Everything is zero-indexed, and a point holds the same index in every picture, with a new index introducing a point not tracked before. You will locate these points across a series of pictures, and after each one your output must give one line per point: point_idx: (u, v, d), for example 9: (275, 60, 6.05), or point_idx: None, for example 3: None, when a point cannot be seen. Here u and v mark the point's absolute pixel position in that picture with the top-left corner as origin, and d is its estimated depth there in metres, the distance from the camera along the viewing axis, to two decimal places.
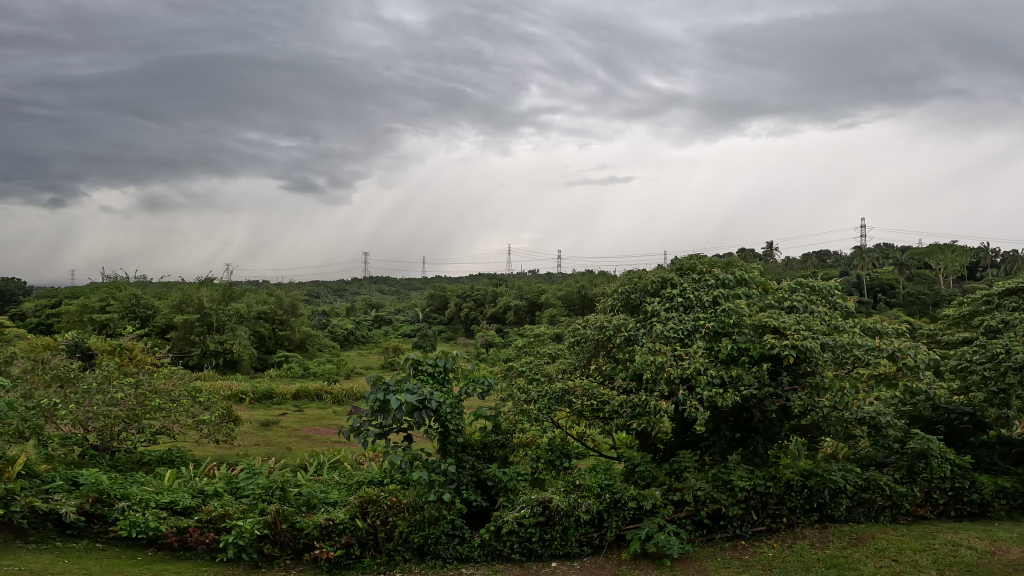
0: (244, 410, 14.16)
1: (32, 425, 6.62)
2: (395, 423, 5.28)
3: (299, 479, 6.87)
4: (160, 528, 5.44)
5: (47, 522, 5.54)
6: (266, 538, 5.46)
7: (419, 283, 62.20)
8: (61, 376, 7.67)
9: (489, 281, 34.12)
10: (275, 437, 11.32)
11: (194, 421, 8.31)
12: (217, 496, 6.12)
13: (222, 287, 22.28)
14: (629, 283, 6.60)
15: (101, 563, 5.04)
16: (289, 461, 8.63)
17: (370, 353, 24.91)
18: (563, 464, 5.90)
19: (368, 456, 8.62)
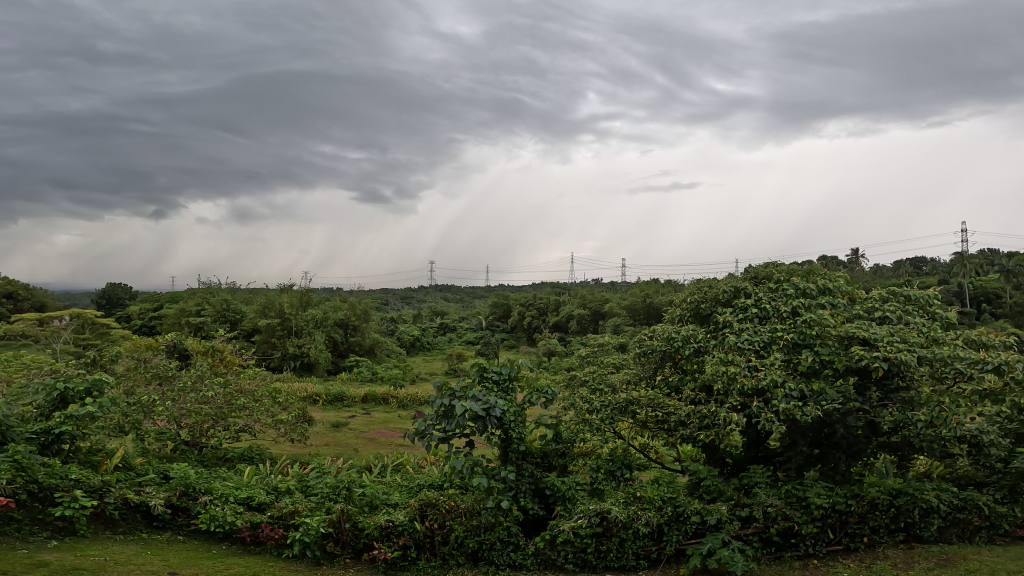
0: (317, 411, 14.78)
1: (131, 420, 7.36)
2: (459, 428, 5.36)
3: (364, 480, 7.09)
4: (236, 522, 5.73)
5: (137, 514, 5.88)
6: (329, 536, 5.64)
7: (484, 291, 62.96)
8: (160, 375, 8.41)
9: (552, 289, 34.10)
10: (345, 438, 11.74)
11: (273, 420, 8.67)
12: (289, 493, 6.40)
13: (300, 294, 23.41)
14: (700, 293, 6.43)
15: (180, 554, 5.34)
16: (355, 462, 8.90)
17: (435, 359, 25.38)
18: (624, 475, 5.80)
19: (430, 459, 8.76)
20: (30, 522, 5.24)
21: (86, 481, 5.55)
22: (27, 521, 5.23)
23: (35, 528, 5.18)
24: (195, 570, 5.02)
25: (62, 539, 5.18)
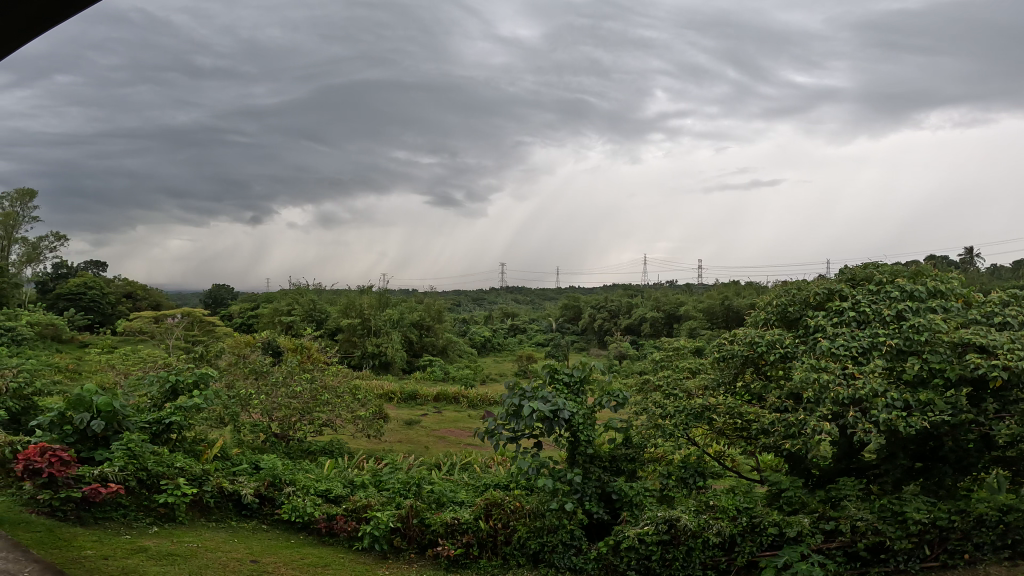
0: (392, 408, 15.27)
1: (230, 412, 7.90)
2: (528, 429, 5.37)
3: (433, 477, 7.26)
4: (314, 513, 6.01)
5: (229, 502, 6.21)
6: (397, 531, 5.81)
7: (554, 292, 62.97)
8: (256, 370, 8.94)
9: (624, 292, 33.60)
10: (416, 435, 12.03)
11: (352, 416, 9.04)
12: (363, 487, 6.65)
13: (378, 295, 24.30)
14: (787, 295, 6.19)
15: (262, 543, 5.62)
16: (426, 459, 9.11)
17: (505, 360, 25.61)
18: (696, 483, 5.65)
19: (498, 460, 8.82)
20: (136, 507, 5.56)
21: (189, 469, 6.04)
22: (132, 506, 5.55)
23: (138, 513, 5.49)
24: (275, 559, 5.25)
25: (161, 525, 5.49)
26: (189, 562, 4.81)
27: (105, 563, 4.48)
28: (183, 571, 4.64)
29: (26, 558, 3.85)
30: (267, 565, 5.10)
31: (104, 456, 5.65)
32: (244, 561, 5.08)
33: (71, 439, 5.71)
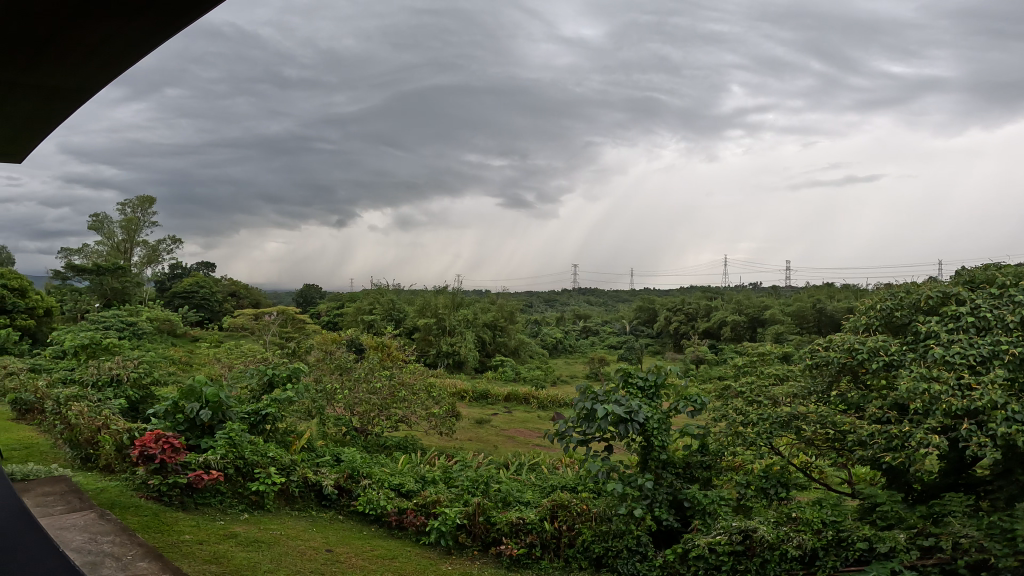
0: (464, 406, 15.61)
1: (317, 406, 8.52)
2: (600, 434, 5.29)
3: (500, 476, 7.37)
4: (387, 506, 6.20)
5: (311, 492, 6.46)
6: (463, 528, 5.93)
7: (628, 295, 62.18)
8: (341, 366, 9.59)
9: (704, 294, 32.67)
10: (485, 434, 12.19)
11: (426, 413, 9.29)
12: (434, 483, 6.83)
13: (453, 295, 24.89)
14: (893, 299, 5.81)
15: (337, 533, 5.82)
16: (494, 458, 9.21)
17: (576, 362, 25.56)
18: (778, 494, 5.48)
19: (565, 462, 8.81)
20: (231, 494, 5.89)
21: (279, 460, 6.40)
22: (228, 494, 5.89)
23: (231, 501, 5.82)
24: (348, 550, 5.44)
25: (252, 512, 5.80)
26: (271, 549, 5.06)
27: (198, 548, 4.78)
28: (266, 558, 4.87)
29: (130, 542, 4.15)
30: (340, 555, 5.29)
31: (208, 444, 6.03)
32: (320, 549, 5.30)
33: (181, 427, 6.16)
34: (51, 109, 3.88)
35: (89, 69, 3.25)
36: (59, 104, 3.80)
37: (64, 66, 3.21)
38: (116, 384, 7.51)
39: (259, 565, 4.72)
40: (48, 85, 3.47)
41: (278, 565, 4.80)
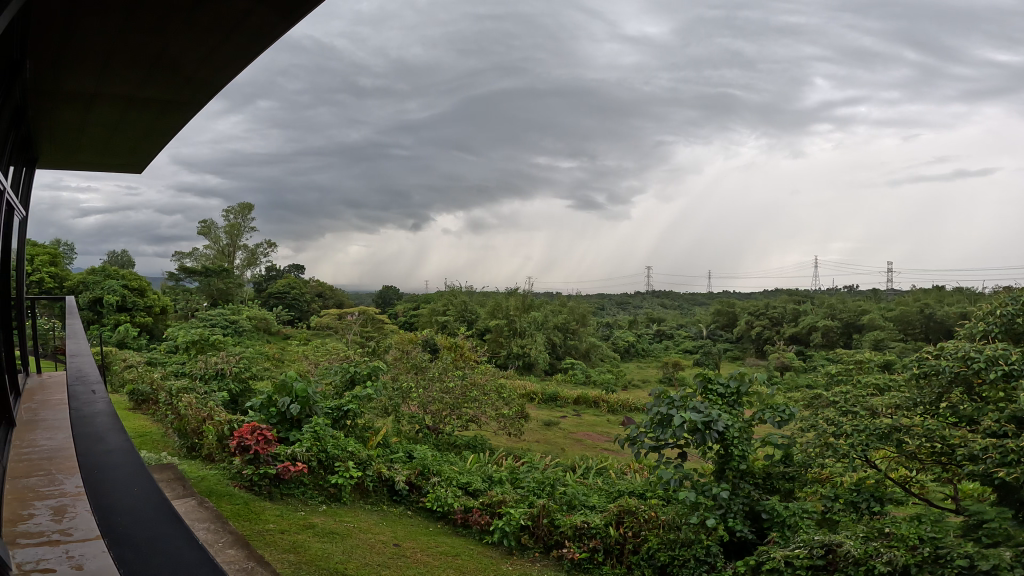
0: (533, 408, 15.75)
1: (393, 403, 8.73)
2: (674, 441, 5.15)
3: (568, 478, 7.41)
4: (453, 504, 6.31)
5: (384, 486, 6.64)
6: (526, 529, 6.05)
7: (705, 299, 60.50)
8: (416, 365, 10.02)
9: (790, 300, 31.26)
10: (554, 437, 12.19)
11: (496, 413, 9.53)
12: (500, 482, 6.97)
13: (524, 297, 25.12)
14: (1014, 304, 5.33)
15: (404, 528, 5.96)
16: (563, 461, 9.21)
17: (649, 367, 25.17)
18: (871, 508, 5.11)
19: (634, 467, 8.70)
20: (312, 485, 6.16)
21: (357, 454, 6.64)
22: (309, 485, 6.15)
23: (312, 492, 6.07)
24: (414, 545, 5.55)
25: (330, 504, 6.03)
26: (345, 541, 5.23)
27: (280, 537, 5.00)
28: (338, 550, 5.04)
29: (223, 530, 4.40)
30: (407, 550, 5.40)
31: (296, 436, 6.40)
32: (388, 543, 5.42)
33: (273, 420, 6.51)
34: (166, 118, 4.27)
35: (194, 83, 3.50)
36: (174, 115, 4.19)
37: (176, 82, 3.49)
38: (219, 377, 8.03)
39: (333, 557, 4.88)
40: (163, 99, 3.82)
41: (350, 557, 4.95)
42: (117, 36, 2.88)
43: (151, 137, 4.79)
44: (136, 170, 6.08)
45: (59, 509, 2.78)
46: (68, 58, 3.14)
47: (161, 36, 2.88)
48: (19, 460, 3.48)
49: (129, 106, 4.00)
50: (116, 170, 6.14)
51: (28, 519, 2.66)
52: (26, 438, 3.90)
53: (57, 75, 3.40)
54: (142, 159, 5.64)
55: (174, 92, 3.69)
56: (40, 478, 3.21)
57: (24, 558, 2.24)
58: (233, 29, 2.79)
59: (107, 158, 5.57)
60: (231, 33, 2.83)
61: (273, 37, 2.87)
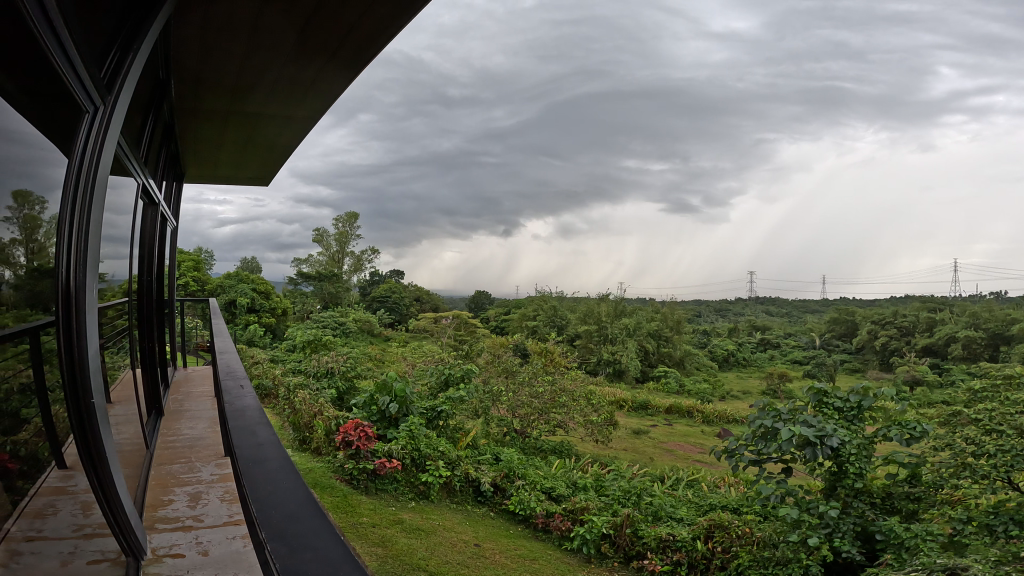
0: (622, 415, 15.57)
1: (483, 407, 8.91)
2: (779, 455, 4.87)
3: (655, 489, 7.18)
4: (537, 508, 6.32)
5: (469, 487, 6.69)
6: (607, 539, 5.92)
7: (815, 307, 56.87)
8: (507, 368, 10.19)
9: (922, 309, 28.59)
10: (642, 446, 11.94)
11: (584, 420, 9.45)
12: (585, 489, 6.90)
13: (616, 304, 24.95)
14: None
15: (486, 528, 5.99)
16: (651, 470, 9.01)
17: (750, 378, 24.24)
18: (1011, 531, 4.30)
19: (729, 481, 8.32)
20: (404, 482, 6.32)
21: (447, 455, 6.77)
22: (402, 482, 6.32)
23: (404, 488, 6.24)
24: (494, 546, 5.56)
25: (419, 501, 6.18)
26: (429, 538, 5.33)
27: (371, 530, 5.18)
28: (423, 546, 5.15)
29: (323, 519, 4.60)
30: (487, 550, 5.42)
31: (393, 434, 6.59)
32: (469, 542, 5.47)
33: (374, 418, 6.77)
34: (290, 133, 4.55)
35: (313, 96, 3.67)
36: (296, 129, 4.44)
37: (298, 97, 3.69)
38: (329, 375, 8.58)
39: (417, 553, 4.99)
40: (286, 114, 4.06)
41: (432, 554, 5.04)
42: (244, 55, 3.06)
43: (278, 150, 5.13)
44: (264, 183, 6.58)
45: (194, 496, 3.03)
46: (206, 77, 3.43)
47: (279, 54, 3.02)
48: (166, 446, 3.83)
49: (254, 122, 4.29)
50: (246, 183, 6.66)
51: (167, 504, 2.91)
52: (173, 426, 4.32)
53: (198, 94, 3.73)
54: (266, 170, 6.02)
55: (293, 107, 3.91)
56: (183, 464, 3.52)
57: (159, 543, 2.47)
58: (343, 39, 2.82)
59: (239, 172, 6.07)
60: (339, 46, 2.89)
61: (378, 49, 2.89)
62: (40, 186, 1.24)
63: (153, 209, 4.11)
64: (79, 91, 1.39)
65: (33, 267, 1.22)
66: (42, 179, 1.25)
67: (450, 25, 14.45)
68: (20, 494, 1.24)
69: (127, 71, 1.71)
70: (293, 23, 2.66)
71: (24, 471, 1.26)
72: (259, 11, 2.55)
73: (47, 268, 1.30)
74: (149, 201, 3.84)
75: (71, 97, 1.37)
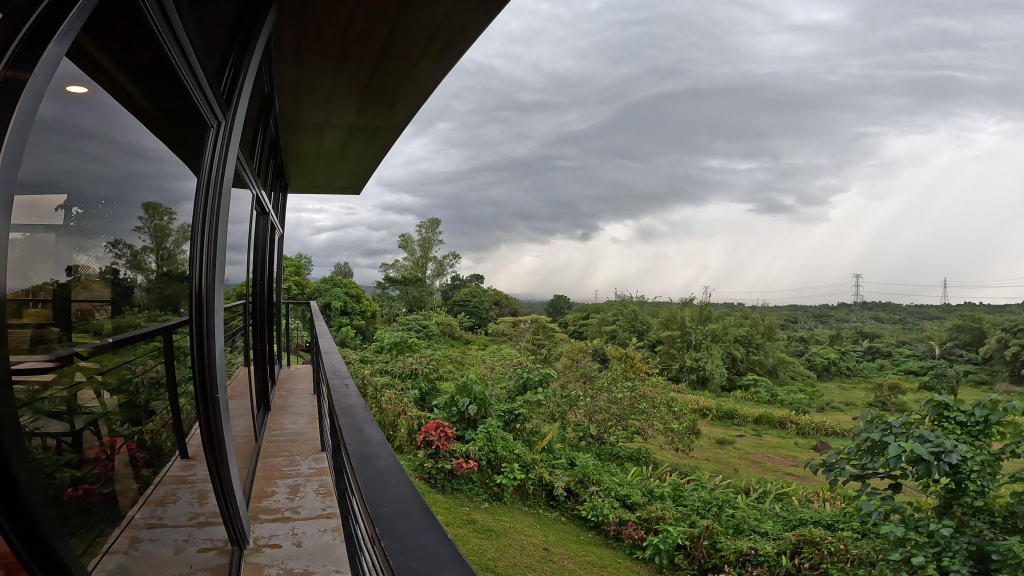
0: (706, 424, 15.22)
1: (560, 411, 8.78)
2: (887, 470, 4.53)
3: (739, 501, 6.97)
4: (608, 515, 6.23)
5: (542, 491, 6.68)
6: (682, 550, 5.77)
7: (922, 313, 52.88)
8: (585, 373, 10.20)
9: None
10: (727, 456, 11.63)
11: (665, 427, 9.35)
12: (662, 498, 6.76)
13: (701, 309, 24.37)
14: None
15: (556, 534, 5.93)
16: (735, 482, 8.69)
17: (854, 389, 22.93)
18: None
19: (823, 496, 7.95)
20: (479, 483, 6.44)
21: (522, 458, 6.80)
22: (477, 482, 6.44)
23: (478, 489, 6.35)
24: (564, 552, 5.51)
25: (492, 502, 6.24)
26: (500, 539, 5.38)
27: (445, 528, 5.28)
28: (493, 547, 5.20)
29: None
30: (556, 555, 5.38)
31: (471, 436, 6.76)
32: (538, 547, 5.44)
33: (453, 418, 7.00)
34: (377, 143, 4.77)
35: (397, 107, 3.83)
36: (383, 139, 4.65)
37: (384, 108, 3.87)
38: (413, 376, 8.92)
39: (486, 553, 5.05)
40: (374, 125, 4.27)
41: (501, 556, 5.08)
42: (334, 69, 3.22)
43: (367, 160, 5.40)
44: (354, 192, 6.95)
45: (293, 489, 3.20)
46: (303, 93, 3.67)
47: (365, 67, 3.18)
48: (271, 439, 4.10)
49: (347, 133, 4.52)
50: (339, 193, 7.06)
51: (270, 495, 3.11)
52: (278, 421, 4.60)
53: (296, 109, 4.00)
54: (360, 178, 6.25)
55: (380, 117, 4.08)
56: (285, 457, 3.73)
57: (260, 532, 2.65)
58: (422, 49, 2.91)
59: (333, 181, 6.46)
60: (421, 55, 2.97)
61: (455, 57, 2.95)
62: (167, 200, 1.42)
63: (264, 217, 4.42)
64: (205, 110, 1.68)
65: (162, 271, 1.39)
66: (168, 192, 1.43)
67: (519, 31, 14.74)
68: (146, 482, 1.32)
69: (241, 88, 2.03)
70: (375, 38, 2.80)
71: (150, 460, 1.35)
72: (344, 33, 2.75)
73: (174, 271, 1.52)
74: (261, 211, 4.11)
75: (198, 116, 1.65)
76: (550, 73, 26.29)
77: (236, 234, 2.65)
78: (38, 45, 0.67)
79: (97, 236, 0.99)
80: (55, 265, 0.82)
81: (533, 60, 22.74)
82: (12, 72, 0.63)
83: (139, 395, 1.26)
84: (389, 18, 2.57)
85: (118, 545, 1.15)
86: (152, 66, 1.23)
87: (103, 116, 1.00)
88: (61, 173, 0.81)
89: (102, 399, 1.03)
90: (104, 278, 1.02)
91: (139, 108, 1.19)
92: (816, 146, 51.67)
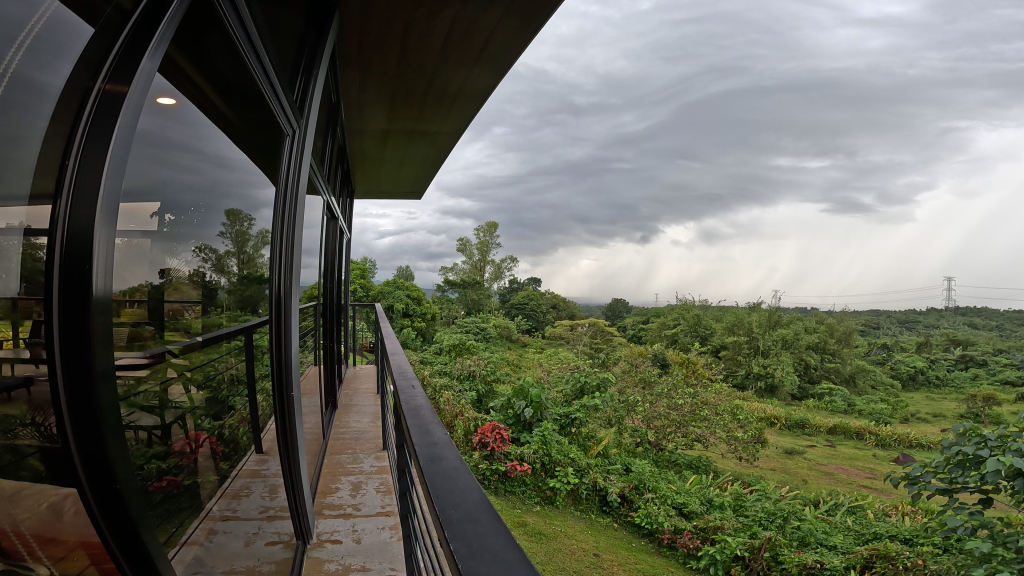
0: (774, 434, 14.67)
1: (617, 416, 8.60)
2: (979, 485, 4.08)
3: (806, 513, 6.64)
4: (663, 523, 6.04)
5: (595, 496, 6.56)
6: (740, 562, 5.53)
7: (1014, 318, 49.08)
8: (644, 379, 10.03)
9: None
10: (795, 467, 11.11)
11: (728, 435, 9.07)
12: (722, 508, 6.51)
13: (770, 313, 23.71)
14: None
15: (607, 540, 5.81)
16: (803, 494, 8.30)
17: (942, 400, 21.49)
18: None
19: (901, 510, 7.49)
20: (533, 486, 6.37)
21: (576, 461, 6.69)
22: (531, 486, 6.37)
23: (531, 492, 6.28)
24: (614, 558, 5.38)
25: (544, 506, 6.17)
26: (549, 543, 5.30)
27: None
28: (541, 550, 5.14)
29: None
30: (606, 562, 5.24)
31: (526, 439, 6.74)
32: (588, 552, 5.31)
33: (509, 420, 6.99)
34: (436, 147, 4.79)
35: (454, 111, 3.83)
36: (442, 145, 4.68)
37: (442, 113, 3.87)
38: (470, 378, 8.96)
39: (535, 556, 5.01)
40: (433, 130, 4.30)
41: (550, 559, 5.01)
42: (394, 75, 3.24)
43: (426, 165, 5.46)
44: (416, 198, 7.08)
45: (356, 486, 3.24)
46: (365, 100, 3.73)
47: (425, 72, 3.18)
48: (336, 437, 4.17)
49: (407, 139, 4.58)
50: (399, 199, 7.22)
51: (334, 491, 3.15)
52: (343, 419, 4.68)
53: (359, 117, 4.08)
54: (421, 182, 6.32)
55: (439, 123, 4.10)
56: (349, 455, 3.79)
57: (323, 527, 2.67)
58: (479, 54, 2.87)
59: (394, 186, 6.59)
60: (478, 59, 2.92)
61: (510, 59, 2.88)
62: (246, 205, 1.43)
63: (333, 223, 4.53)
64: (280, 118, 1.71)
65: (241, 273, 1.40)
66: (250, 199, 1.45)
67: (571, 31, 14.66)
68: (224, 476, 1.32)
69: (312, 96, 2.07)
70: (432, 45, 2.79)
71: (227, 454, 1.35)
72: (403, 39, 2.75)
73: (252, 274, 1.52)
74: (331, 217, 4.24)
75: (274, 123, 1.69)
76: (604, 75, 25.97)
77: (309, 242, 2.70)
78: (134, 50, 0.67)
79: (189, 241, 1.01)
80: (150, 268, 0.82)
81: (586, 62, 22.52)
82: (110, 86, 0.62)
83: (221, 391, 1.27)
84: (443, 22, 2.54)
85: (196, 536, 1.11)
86: (232, 74, 1.24)
87: (189, 121, 0.98)
88: (154, 182, 0.80)
89: (190, 396, 1.03)
90: (194, 280, 1.04)
91: (222, 118, 1.20)
92: (891, 141, 48.87)
